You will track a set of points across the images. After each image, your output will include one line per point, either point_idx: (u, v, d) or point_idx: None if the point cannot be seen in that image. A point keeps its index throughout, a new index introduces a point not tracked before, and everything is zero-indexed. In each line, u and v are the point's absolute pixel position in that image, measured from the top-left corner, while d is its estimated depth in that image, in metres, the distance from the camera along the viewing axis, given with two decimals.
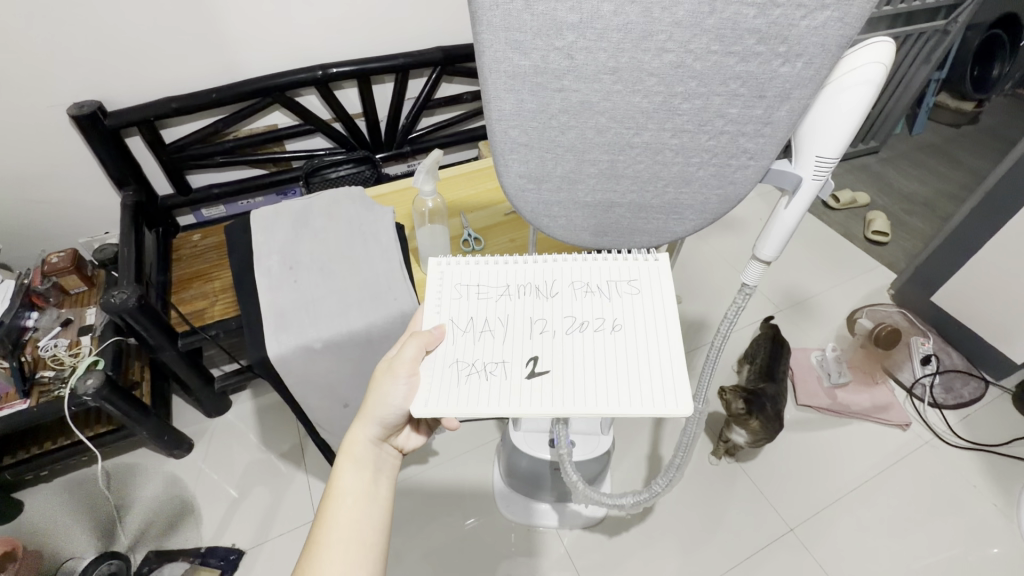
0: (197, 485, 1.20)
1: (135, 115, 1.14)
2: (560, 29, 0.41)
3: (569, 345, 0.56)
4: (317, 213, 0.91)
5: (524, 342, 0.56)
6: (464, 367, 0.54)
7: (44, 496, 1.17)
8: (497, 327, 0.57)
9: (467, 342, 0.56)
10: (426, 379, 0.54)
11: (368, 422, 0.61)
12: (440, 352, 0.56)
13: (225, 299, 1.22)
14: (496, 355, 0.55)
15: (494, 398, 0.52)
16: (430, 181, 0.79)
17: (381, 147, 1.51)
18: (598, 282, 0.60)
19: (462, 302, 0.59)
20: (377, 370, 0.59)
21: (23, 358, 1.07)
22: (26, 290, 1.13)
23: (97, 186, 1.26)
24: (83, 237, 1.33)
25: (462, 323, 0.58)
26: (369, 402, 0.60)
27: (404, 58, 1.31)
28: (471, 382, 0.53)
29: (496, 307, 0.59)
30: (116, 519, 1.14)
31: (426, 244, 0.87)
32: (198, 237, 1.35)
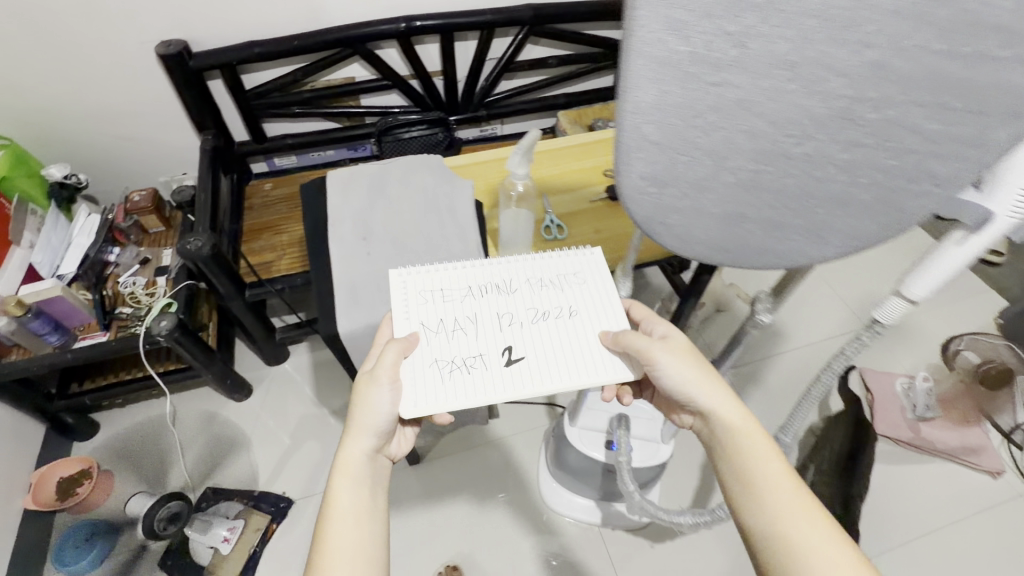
0: (252, 433, 1.24)
1: (219, 57, 1.12)
2: (731, 4, 0.33)
3: (536, 335, 0.60)
4: (394, 181, 0.87)
5: (498, 334, 0.61)
6: (445, 364, 0.58)
7: (117, 421, 1.25)
8: (464, 324, 0.61)
9: (442, 337, 0.59)
10: (408, 383, 0.57)
11: (364, 433, 0.57)
12: (417, 353, 0.58)
13: (292, 254, 1.23)
14: (473, 350, 0.59)
15: (474, 386, 0.56)
16: (524, 174, 0.70)
17: (457, 109, 1.43)
18: (547, 280, 0.64)
19: (430, 307, 0.62)
20: (358, 380, 0.58)
21: (105, 293, 1.11)
22: (111, 226, 1.17)
23: (178, 126, 1.26)
24: (162, 176, 1.35)
25: (433, 325, 0.61)
26: (361, 412, 0.57)
27: (491, 14, 1.23)
28: (456, 376, 0.57)
29: (461, 306, 0.62)
30: (175, 456, 1.19)
31: (507, 229, 0.80)
32: (270, 187, 1.36)
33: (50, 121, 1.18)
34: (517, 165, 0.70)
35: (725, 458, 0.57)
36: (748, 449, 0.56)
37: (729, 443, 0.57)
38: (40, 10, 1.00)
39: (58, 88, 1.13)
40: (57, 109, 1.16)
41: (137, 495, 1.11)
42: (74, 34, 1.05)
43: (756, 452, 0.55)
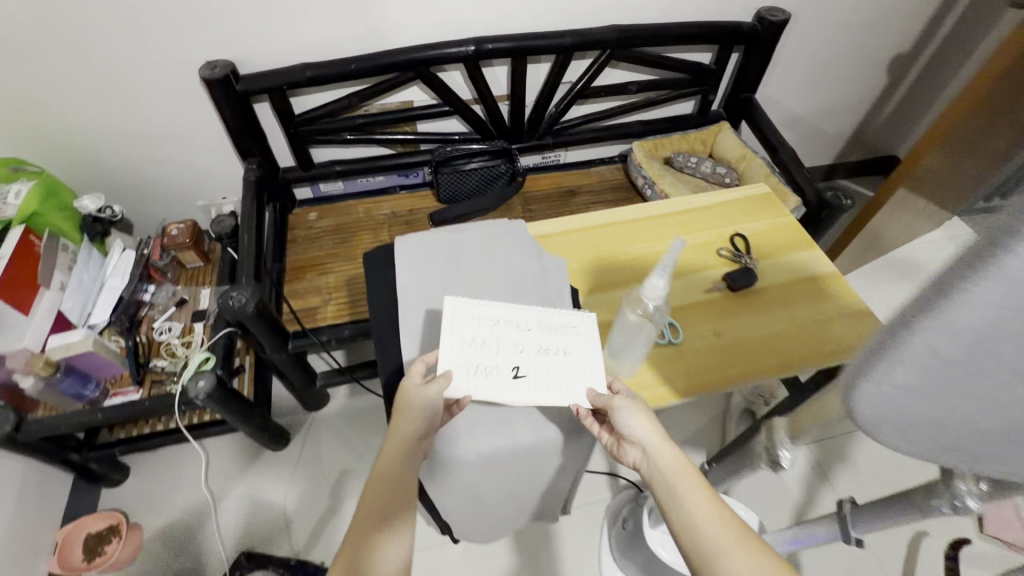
0: (288, 496, 1.14)
1: (267, 81, 1.00)
2: None
3: (552, 365, 0.60)
4: (473, 255, 0.74)
5: (523, 353, 0.60)
6: (471, 367, 0.58)
7: (148, 470, 1.16)
8: (484, 335, 0.60)
9: (467, 344, 0.59)
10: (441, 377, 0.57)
11: (409, 445, 0.53)
12: (445, 351, 0.59)
13: (339, 299, 1.12)
14: (498, 360, 0.59)
15: (485, 392, 0.57)
16: (660, 298, 0.55)
17: (522, 136, 1.28)
18: (562, 322, 0.63)
19: (467, 322, 0.61)
20: (404, 389, 0.55)
21: (138, 339, 1.03)
22: (146, 263, 1.08)
23: (221, 151, 1.15)
24: (201, 201, 1.24)
25: (469, 336, 0.60)
26: (409, 420, 0.53)
27: (572, 37, 1.08)
28: (476, 379, 0.58)
29: (483, 319, 0.62)
30: (206, 520, 1.10)
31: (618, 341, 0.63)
32: (314, 217, 1.24)
33: (80, 144, 1.07)
34: (655, 287, 0.54)
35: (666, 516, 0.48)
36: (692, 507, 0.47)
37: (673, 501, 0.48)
38: (76, 27, 0.89)
39: (91, 110, 1.02)
40: (89, 131, 1.05)
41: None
42: (113, 53, 0.94)
43: (708, 511, 0.46)
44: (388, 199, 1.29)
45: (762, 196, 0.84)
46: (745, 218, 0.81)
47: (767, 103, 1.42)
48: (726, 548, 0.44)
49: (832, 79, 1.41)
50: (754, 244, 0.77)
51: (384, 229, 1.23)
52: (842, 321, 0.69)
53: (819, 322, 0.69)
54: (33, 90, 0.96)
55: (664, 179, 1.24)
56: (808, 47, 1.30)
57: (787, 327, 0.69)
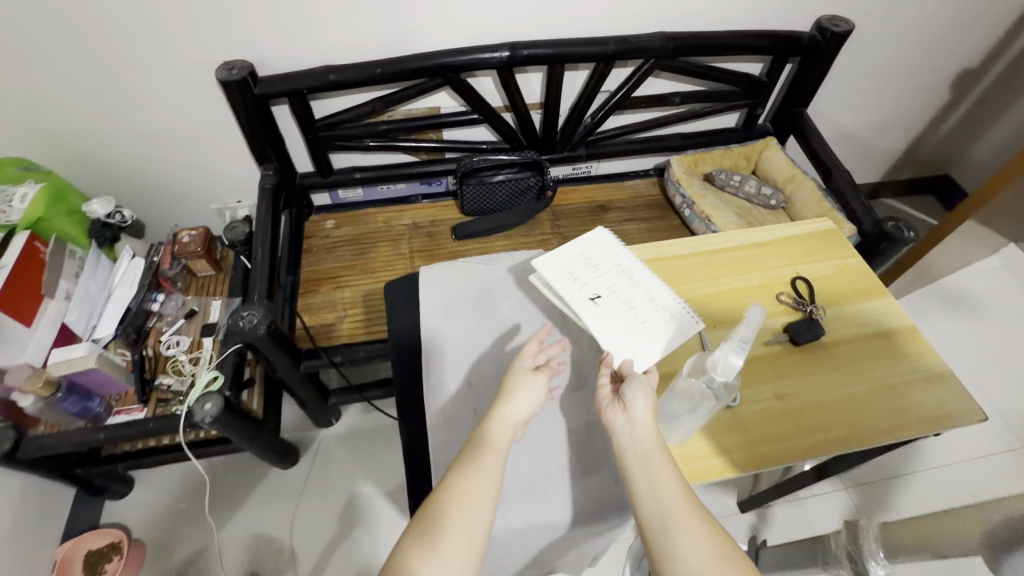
0: (292, 531, 1.08)
1: (287, 84, 0.93)
2: None
3: (620, 313, 0.60)
4: (504, 292, 0.67)
5: (611, 292, 0.62)
6: (570, 269, 0.64)
7: (153, 484, 1.12)
8: (601, 261, 0.65)
9: (583, 255, 0.65)
10: (548, 259, 0.64)
11: (507, 424, 0.52)
12: (565, 249, 0.66)
13: (355, 316, 1.06)
14: (591, 279, 0.63)
15: (560, 290, 0.62)
16: (732, 376, 0.49)
17: (554, 147, 1.20)
18: (664, 299, 0.62)
19: (601, 247, 0.67)
20: (513, 371, 0.55)
21: (145, 352, 0.98)
22: (156, 271, 1.03)
23: (237, 154, 1.09)
24: (214, 205, 1.18)
25: (591, 255, 0.65)
26: (510, 398, 0.53)
27: (615, 44, 1.00)
28: (562, 276, 0.63)
29: (612, 254, 0.66)
30: (207, 548, 1.05)
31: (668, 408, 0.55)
32: (332, 226, 1.18)
33: (91, 144, 1.02)
34: (729, 363, 0.48)
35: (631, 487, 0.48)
36: (660, 483, 0.48)
37: (646, 475, 0.48)
38: (87, 25, 0.84)
39: (101, 109, 0.96)
40: (100, 131, 1.00)
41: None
42: (126, 53, 0.89)
43: (676, 489, 0.47)
44: (409, 208, 1.22)
45: (827, 232, 0.76)
46: (808, 257, 0.73)
47: (818, 117, 1.32)
48: (683, 524, 0.45)
49: (891, 94, 1.30)
50: (819, 290, 0.69)
51: (404, 241, 1.16)
52: (923, 385, 0.61)
53: (896, 386, 0.61)
54: (41, 89, 0.91)
55: (705, 199, 1.14)
56: (869, 59, 1.20)
57: (861, 390, 0.61)
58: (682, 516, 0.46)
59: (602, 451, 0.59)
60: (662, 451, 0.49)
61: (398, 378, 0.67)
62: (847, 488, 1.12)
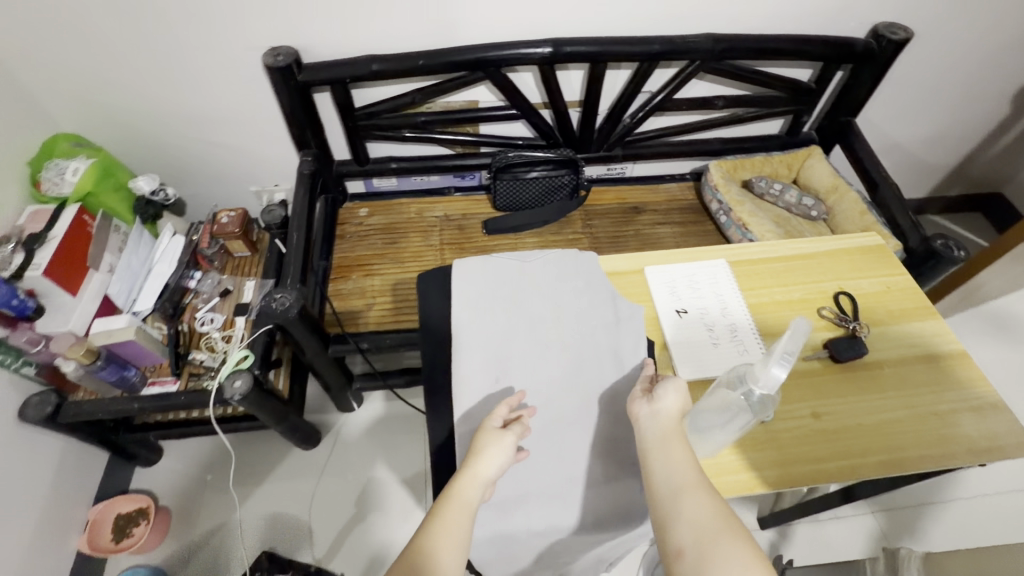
0: (312, 508, 1.10)
1: (330, 72, 0.94)
2: None
3: (695, 331, 0.64)
4: (538, 289, 0.67)
5: (700, 310, 0.66)
6: (677, 280, 0.68)
7: (181, 455, 1.15)
8: (704, 285, 0.68)
9: (691, 273, 0.69)
10: (661, 267, 0.70)
11: (477, 484, 0.52)
12: (682, 263, 0.70)
13: (383, 305, 1.07)
14: (689, 295, 0.67)
15: (654, 296, 0.67)
16: (773, 389, 0.47)
17: (590, 146, 1.18)
18: (745, 329, 0.64)
19: (714, 269, 0.69)
20: (483, 430, 0.55)
21: (180, 327, 1.01)
22: (195, 249, 1.06)
23: (278, 139, 1.11)
24: (253, 187, 1.21)
25: (699, 273, 0.69)
26: (480, 458, 0.53)
27: (661, 44, 0.98)
28: (662, 283, 0.68)
29: (719, 282, 0.68)
30: (229, 519, 1.08)
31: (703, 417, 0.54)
32: (365, 214, 1.20)
33: (140, 123, 1.05)
34: (771, 375, 0.47)
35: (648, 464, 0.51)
36: (674, 462, 0.49)
37: (661, 454, 0.50)
38: (144, 7, 0.86)
39: (152, 89, 0.99)
40: (148, 110, 1.03)
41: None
42: (179, 36, 0.91)
43: (688, 466, 0.49)
44: (441, 200, 1.22)
45: (874, 248, 0.73)
46: (853, 273, 0.70)
47: (866, 127, 1.28)
48: (690, 493, 0.47)
49: (946, 107, 1.25)
50: (862, 308, 0.67)
51: (435, 233, 1.16)
52: (972, 414, 0.59)
53: (941, 413, 0.59)
54: (98, 68, 0.94)
55: (743, 206, 1.11)
56: (925, 69, 1.15)
57: (905, 416, 0.58)
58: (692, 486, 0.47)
59: (627, 458, 0.59)
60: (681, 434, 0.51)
61: (427, 371, 0.67)
62: (873, 513, 1.09)
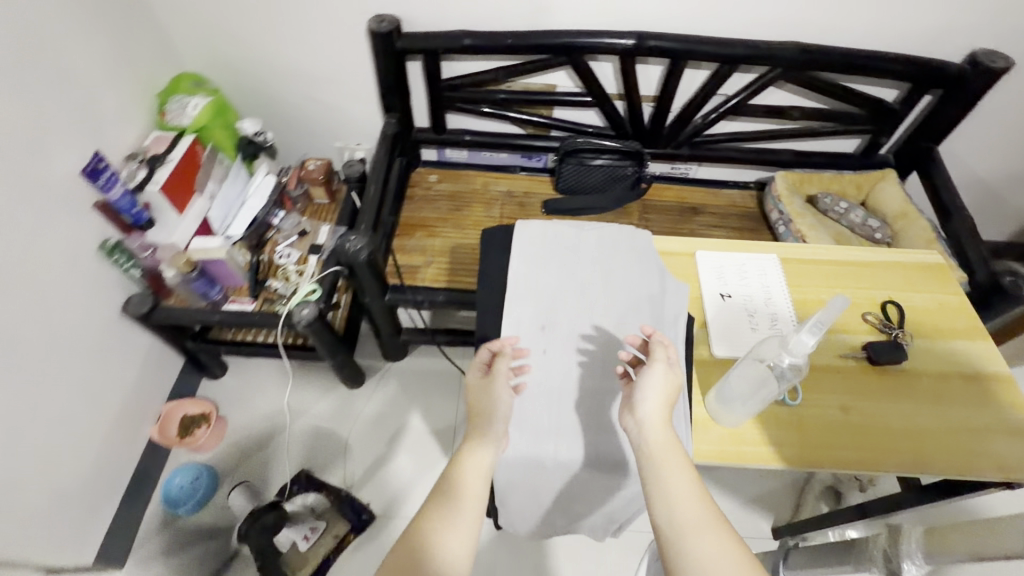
0: (350, 432, 1.20)
1: (425, 42, 1.02)
2: None
3: (735, 314, 0.67)
4: (590, 257, 0.72)
5: (743, 297, 0.69)
6: (726, 267, 0.71)
7: (242, 375, 1.28)
8: (753, 275, 0.70)
9: (740, 262, 0.72)
10: (712, 253, 0.73)
11: (486, 444, 0.58)
12: (733, 251, 0.73)
13: (440, 265, 1.15)
14: (737, 282, 0.70)
15: (702, 278, 0.71)
16: (801, 356, 0.52)
17: (658, 142, 1.21)
18: (786, 321, 0.67)
19: (765, 262, 0.72)
20: (470, 387, 0.62)
21: (262, 258, 1.12)
22: (282, 190, 1.18)
23: (367, 101, 1.21)
24: (338, 143, 1.31)
25: (749, 263, 0.72)
26: (486, 416, 0.59)
27: (744, 48, 1.00)
28: (710, 268, 0.71)
29: (768, 274, 0.71)
30: (278, 434, 1.20)
31: (730, 388, 0.57)
32: (434, 180, 1.28)
33: (251, 73, 1.17)
34: (800, 342, 0.51)
35: (647, 484, 0.52)
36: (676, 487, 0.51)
37: (659, 478, 0.52)
38: None
39: (270, 40, 1.10)
40: (260, 61, 1.15)
41: (238, 488, 1.13)
42: None
43: (688, 492, 0.50)
44: (507, 176, 1.29)
45: (934, 266, 0.73)
46: (906, 287, 0.71)
47: (949, 158, 1.24)
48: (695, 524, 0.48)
49: None
50: (909, 319, 0.67)
51: (497, 206, 1.23)
52: (1008, 437, 0.59)
53: (975, 428, 0.59)
54: (227, 18, 1.07)
55: (804, 219, 1.11)
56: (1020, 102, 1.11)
57: (938, 426, 0.59)
58: (694, 520, 0.49)
59: None
60: (681, 457, 0.52)
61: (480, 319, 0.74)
62: None
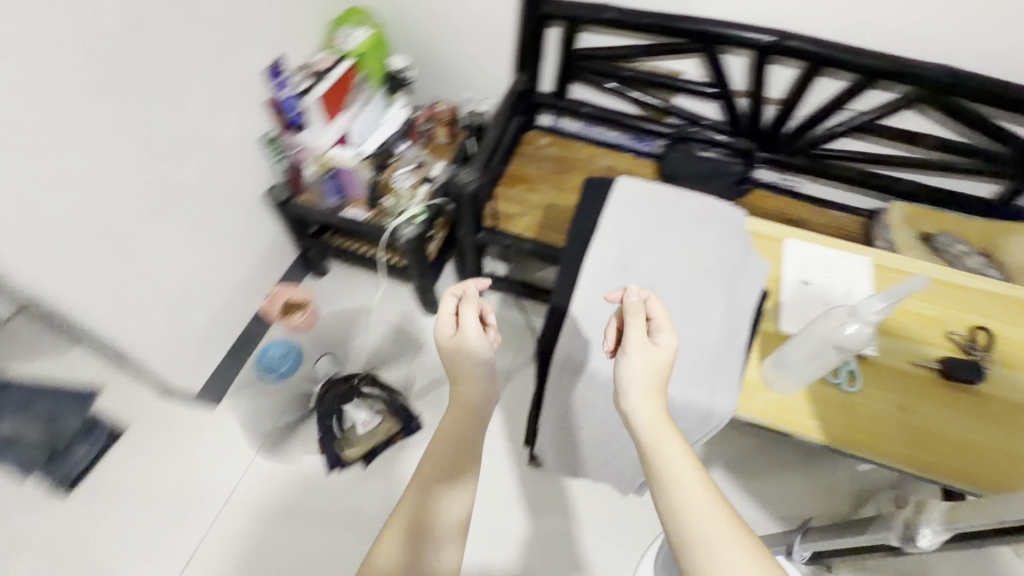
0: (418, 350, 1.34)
1: (571, 10, 1.10)
2: None
3: (811, 298, 0.69)
4: (684, 217, 0.75)
5: (823, 286, 0.70)
6: (814, 256, 0.73)
7: (340, 279, 1.45)
8: (839, 268, 0.72)
9: (829, 255, 0.73)
10: (802, 242, 0.74)
11: (471, 396, 0.70)
12: (824, 244, 0.74)
13: (533, 218, 1.23)
14: (821, 272, 0.72)
15: (786, 260, 0.73)
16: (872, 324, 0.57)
17: (772, 146, 1.21)
18: None
19: (855, 260, 0.72)
20: (446, 347, 0.72)
21: (379, 178, 1.24)
22: (410, 124, 1.30)
23: (502, 58, 1.31)
24: (466, 94, 1.43)
25: (838, 257, 0.73)
26: (463, 370, 0.70)
27: (887, 63, 0.98)
28: (797, 253, 0.73)
29: (855, 271, 0.71)
30: (361, 333, 1.36)
31: (790, 355, 0.61)
32: (544, 143, 1.35)
33: (409, 16, 1.31)
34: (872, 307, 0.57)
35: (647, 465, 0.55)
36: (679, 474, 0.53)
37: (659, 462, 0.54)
38: None
39: None
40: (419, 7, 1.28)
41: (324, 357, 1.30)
42: None
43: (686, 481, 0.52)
44: (614, 153, 1.33)
45: None
46: (1005, 319, 0.68)
47: None
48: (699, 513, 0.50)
49: None
50: (998, 348, 0.66)
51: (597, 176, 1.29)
52: None
53: None
54: None
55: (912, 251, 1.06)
56: None
57: (996, 448, 0.59)
58: (697, 509, 0.50)
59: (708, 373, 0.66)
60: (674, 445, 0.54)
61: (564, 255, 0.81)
62: None
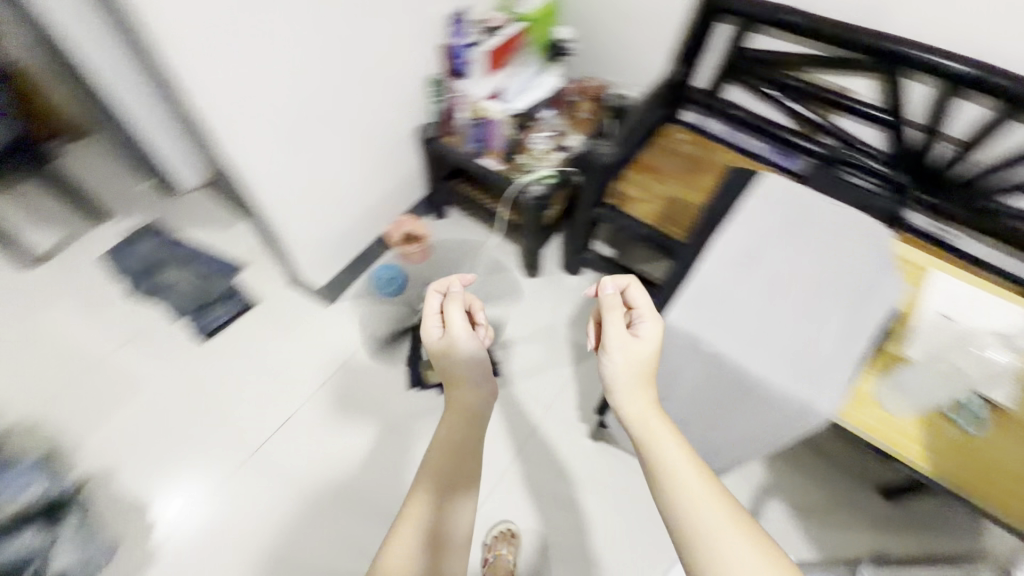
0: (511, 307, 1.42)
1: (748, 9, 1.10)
2: None
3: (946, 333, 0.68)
4: (823, 225, 0.74)
5: (963, 327, 0.69)
6: (957, 296, 0.72)
7: (458, 224, 1.57)
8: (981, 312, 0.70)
9: (972, 298, 0.71)
10: (948, 281, 0.73)
11: (470, 393, 0.70)
12: (970, 288, 0.72)
13: (655, 206, 1.22)
14: (961, 312, 0.70)
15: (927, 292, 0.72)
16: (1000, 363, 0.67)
17: (933, 187, 1.13)
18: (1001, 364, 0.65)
19: (1001, 309, 0.70)
20: (435, 350, 0.72)
21: (518, 135, 1.30)
22: (559, 93, 1.36)
23: (662, 48, 1.33)
24: (616, 77, 1.47)
25: (982, 303, 0.71)
26: (459, 367, 0.70)
27: None
28: (939, 289, 0.73)
29: (997, 319, 0.69)
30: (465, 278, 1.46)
31: (913, 379, 0.69)
32: (682, 138, 1.31)
33: None
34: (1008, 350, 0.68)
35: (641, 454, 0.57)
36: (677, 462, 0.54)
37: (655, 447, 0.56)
38: None
39: None
40: None
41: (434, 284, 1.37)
42: None
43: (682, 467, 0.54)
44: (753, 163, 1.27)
45: None
46: None
47: None
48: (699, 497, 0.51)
49: None
50: None
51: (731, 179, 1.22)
52: None
53: None
54: None
55: None
56: None
57: None
58: (696, 495, 0.52)
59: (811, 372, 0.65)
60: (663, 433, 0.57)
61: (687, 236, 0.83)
62: None
